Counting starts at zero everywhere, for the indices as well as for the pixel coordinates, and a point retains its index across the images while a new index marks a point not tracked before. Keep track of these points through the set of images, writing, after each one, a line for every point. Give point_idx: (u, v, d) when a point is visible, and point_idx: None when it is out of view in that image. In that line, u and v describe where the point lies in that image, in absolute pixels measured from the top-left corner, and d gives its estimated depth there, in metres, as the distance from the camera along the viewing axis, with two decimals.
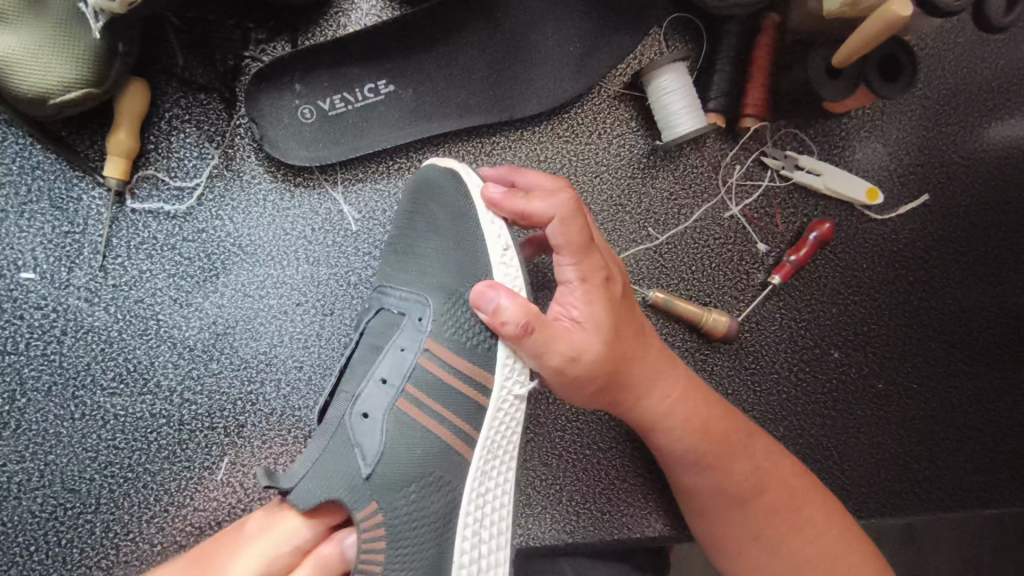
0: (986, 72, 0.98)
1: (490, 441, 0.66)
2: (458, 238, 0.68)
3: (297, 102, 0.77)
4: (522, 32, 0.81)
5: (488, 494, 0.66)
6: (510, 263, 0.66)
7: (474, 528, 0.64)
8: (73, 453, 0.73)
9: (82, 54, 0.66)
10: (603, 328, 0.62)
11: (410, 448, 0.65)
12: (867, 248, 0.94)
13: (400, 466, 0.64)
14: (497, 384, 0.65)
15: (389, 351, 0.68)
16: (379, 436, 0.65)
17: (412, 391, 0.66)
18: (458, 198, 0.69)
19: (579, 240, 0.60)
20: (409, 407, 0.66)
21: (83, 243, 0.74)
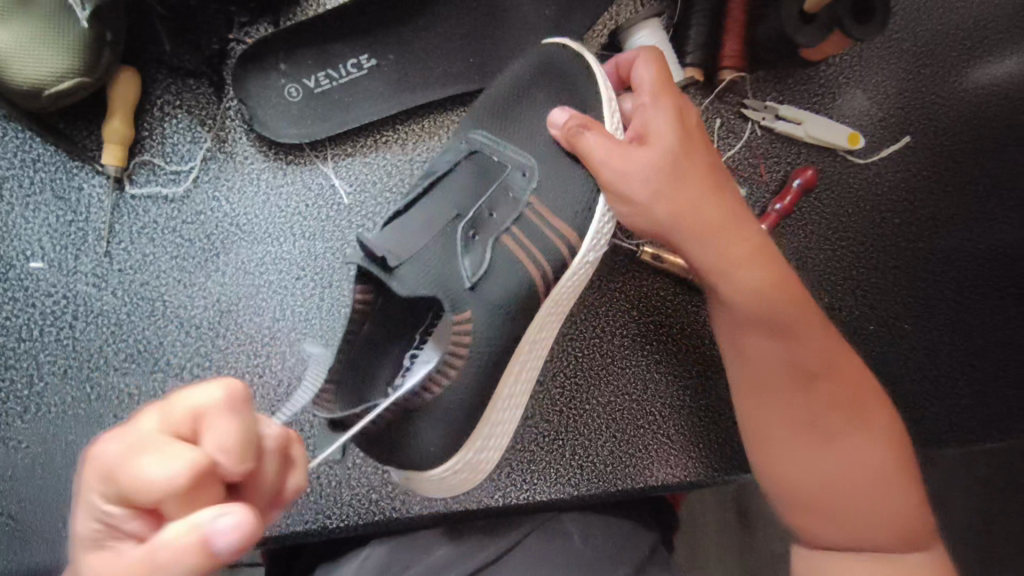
0: (962, 12, 0.99)
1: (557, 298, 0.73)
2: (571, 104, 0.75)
3: (282, 81, 0.80)
4: (498, 0, 0.83)
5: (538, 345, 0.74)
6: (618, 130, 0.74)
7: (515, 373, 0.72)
8: (91, 432, 0.76)
9: (71, 43, 0.68)
10: (647, 155, 0.67)
11: (507, 281, 0.69)
12: (851, 193, 0.96)
13: (498, 292, 0.69)
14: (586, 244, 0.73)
15: (498, 188, 0.73)
16: (485, 257, 0.69)
17: (517, 232, 0.71)
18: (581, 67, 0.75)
19: (659, 77, 0.69)
20: (510, 246, 0.71)
21: (87, 230, 0.77)
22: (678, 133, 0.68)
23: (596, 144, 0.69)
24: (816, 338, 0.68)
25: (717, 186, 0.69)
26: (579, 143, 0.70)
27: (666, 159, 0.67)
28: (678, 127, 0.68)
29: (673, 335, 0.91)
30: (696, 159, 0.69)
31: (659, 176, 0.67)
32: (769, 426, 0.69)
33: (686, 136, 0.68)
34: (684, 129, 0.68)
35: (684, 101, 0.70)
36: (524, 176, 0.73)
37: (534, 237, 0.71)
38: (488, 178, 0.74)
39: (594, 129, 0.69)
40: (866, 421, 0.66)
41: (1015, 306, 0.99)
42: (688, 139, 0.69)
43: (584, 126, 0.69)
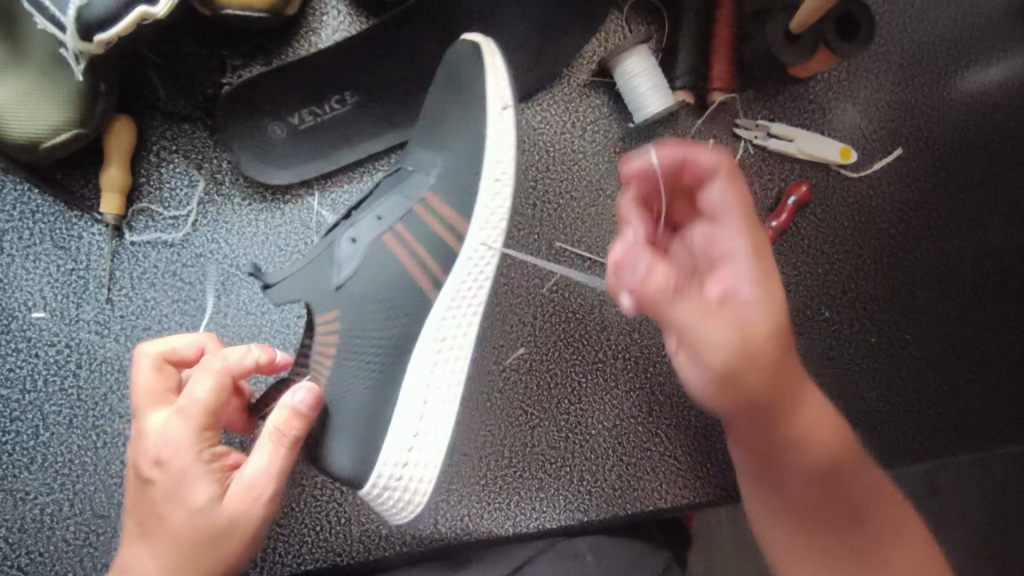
0: (946, 22, 1.00)
1: (457, 290, 0.73)
2: (461, 101, 0.76)
3: (267, 120, 0.80)
4: (487, 31, 0.84)
5: (445, 346, 0.72)
6: (503, 123, 0.75)
7: (426, 374, 0.71)
8: (99, 480, 0.76)
9: (68, 98, 0.69)
10: (732, 356, 0.55)
11: (381, 279, 0.72)
12: (846, 206, 0.97)
13: (371, 290, 0.71)
14: (472, 234, 0.73)
15: (392, 194, 0.75)
16: (358, 259, 0.72)
17: (401, 231, 0.73)
18: (476, 64, 0.76)
19: (748, 212, 0.59)
20: (393, 245, 0.73)
21: (88, 278, 0.77)
22: (756, 257, 0.57)
23: (681, 316, 0.54)
24: (822, 440, 0.63)
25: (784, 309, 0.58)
26: (650, 305, 0.54)
27: (756, 356, 0.55)
28: (765, 290, 0.56)
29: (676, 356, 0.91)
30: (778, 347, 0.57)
31: (734, 368, 0.56)
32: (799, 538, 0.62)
33: (762, 250, 0.58)
34: (753, 228, 0.59)
35: (751, 205, 0.60)
36: (424, 176, 0.75)
37: (418, 233, 0.73)
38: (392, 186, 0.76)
39: (692, 340, 0.54)
40: (886, 528, 0.61)
41: (1013, 312, 0.99)
42: (772, 304, 0.56)
43: (650, 298, 0.54)
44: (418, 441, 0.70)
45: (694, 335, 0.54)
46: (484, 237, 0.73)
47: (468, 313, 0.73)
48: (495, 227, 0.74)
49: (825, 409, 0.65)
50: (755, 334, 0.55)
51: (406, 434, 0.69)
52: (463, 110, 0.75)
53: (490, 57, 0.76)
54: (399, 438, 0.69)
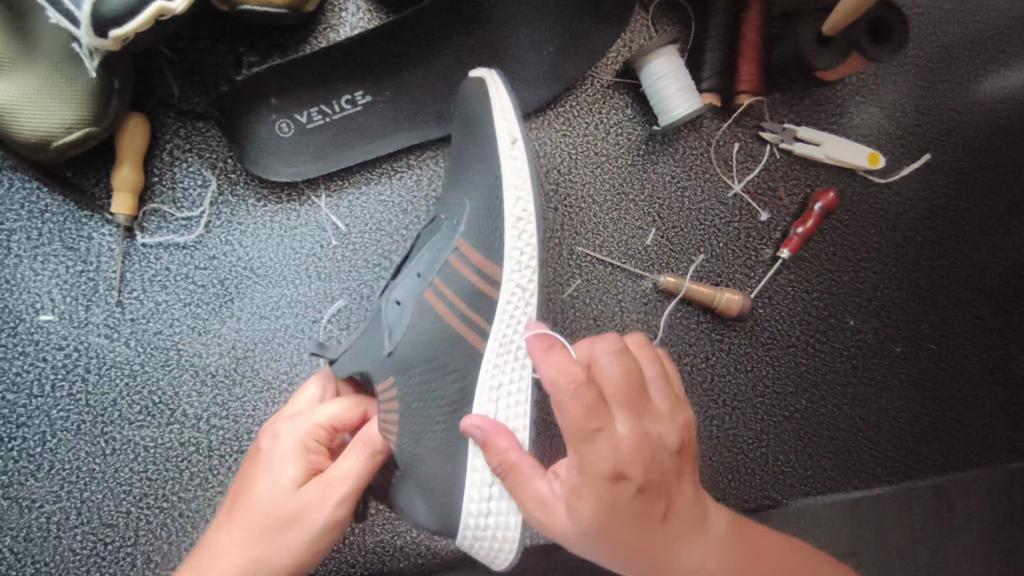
0: (977, 25, 0.97)
1: (502, 334, 0.69)
2: (477, 138, 0.73)
3: (274, 117, 0.78)
4: (510, 28, 0.81)
5: (501, 390, 0.67)
6: (517, 155, 0.71)
7: (489, 421, 0.66)
8: (107, 487, 0.74)
9: (79, 94, 0.66)
10: (587, 528, 0.53)
11: (427, 336, 0.70)
12: (873, 212, 0.94)
13: (420, 346, 0.69)
14: (506, 275, 0.69)
15: (425, 250, 0.74)
16: (405, 322, 0.71)
17: (437, 284, 0.71)
18: (481, 98, 0.73)
19: (577, 422, 0.52)
20: (434, 300, 0.71)
21: (98, 280, 0.75)
22: (591, 445, 0.52)
23: (551, 484, 0.56)
24: None
25: (638, 472, 0.52)
26: (518, 467, 0.58)
27: (599, 528, 0.53)
28: (593, 474, 0.52)
29: (697, 365, 0.89)
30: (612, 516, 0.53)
31: (621, 540, 0.53)
32: None
33: (593, 440, 0.52)
34: (595, 424, 0.52)
35: (609, 390, 0.53)
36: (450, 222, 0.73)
37: (453, 282, 0.71)
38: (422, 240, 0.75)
39: (517, 475, 0.58)
40: None
41: None
42: (612, 491, 0.52)
43: (512, 462, 0.59)
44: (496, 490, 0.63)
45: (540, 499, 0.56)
46: (518, 279, 0.69)
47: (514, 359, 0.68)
48: (529, 266, 0.70)
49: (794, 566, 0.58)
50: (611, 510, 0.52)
51: (476, 486, 0.63)
52: (482, 141, 0.72)
53: (495, 91, 0.73)
54: (474, 488, 0.63)
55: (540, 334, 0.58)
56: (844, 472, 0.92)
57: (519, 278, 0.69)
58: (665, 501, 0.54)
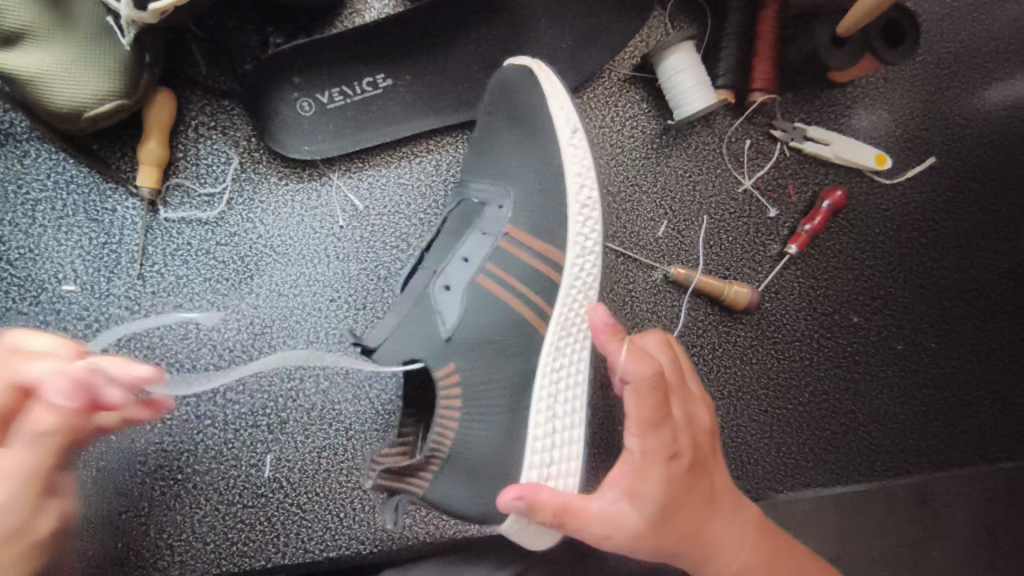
0: (985, 33, 0.99)
1: (564, 317, 0.72)
2: (528, 127, 0.76)
3: (295, 95, 0.78)
4: (533, 17, 0.81)
5: (561, 370, 0.71)
6: (576, 145, 0.75)
7: (548, 401, 0.69)
8: (124, 455, 0.76)
9: (112, 65, 0.67)
10: (650, 510, 0.59)
11: (487, 316, 0.70)
12: (878, 212, 0.96)
13: (476, 330, 0.70)
14: (569, 261, 0.73)
15: (472, 234, 0.74)
16: (459, 304, 0.71)
17: (491, 267, 0.72)
18: (532, 88, 0.76)
19: (648, 409, 0.58)
20: (488, 281, 0.72)
21: (120, 253, 0.76)
22: (656, 430, 0.59)
23: (607, 499, 0.60)
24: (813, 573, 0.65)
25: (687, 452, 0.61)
26: (566, 505, 0.59)
27: (660, 508, 0.59)
28: (658, 456, 0.59)
29: (703, 356, 0.91)
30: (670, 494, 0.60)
31: (675, 524, 0.60)
32: None
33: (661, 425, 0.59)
34: (662, 410, 0.59)
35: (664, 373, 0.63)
36: (499, 208, 0.75)
37: (513, 265, 0.72)
38: (465, 226, 0.75)
39: (572, 509, 0.59)
40: None
41: None
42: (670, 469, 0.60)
43: (564, 501, 0.59)
44: (552, 470, 0.67)
45: (601, 514, 0.59)
46: (580, 264, 0.73)
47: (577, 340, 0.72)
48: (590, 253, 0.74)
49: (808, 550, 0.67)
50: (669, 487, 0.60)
51: (537, 466, 0.66)
52: (531, 131, 0.76)
53: (546, 81, 0.76)
54: (534, 469, 0.66)
55: (611, 318, 0.60)
56: (843, 466, 0.94)
57: (581, 265, 0.73)
58: (705, 476, 0.63)
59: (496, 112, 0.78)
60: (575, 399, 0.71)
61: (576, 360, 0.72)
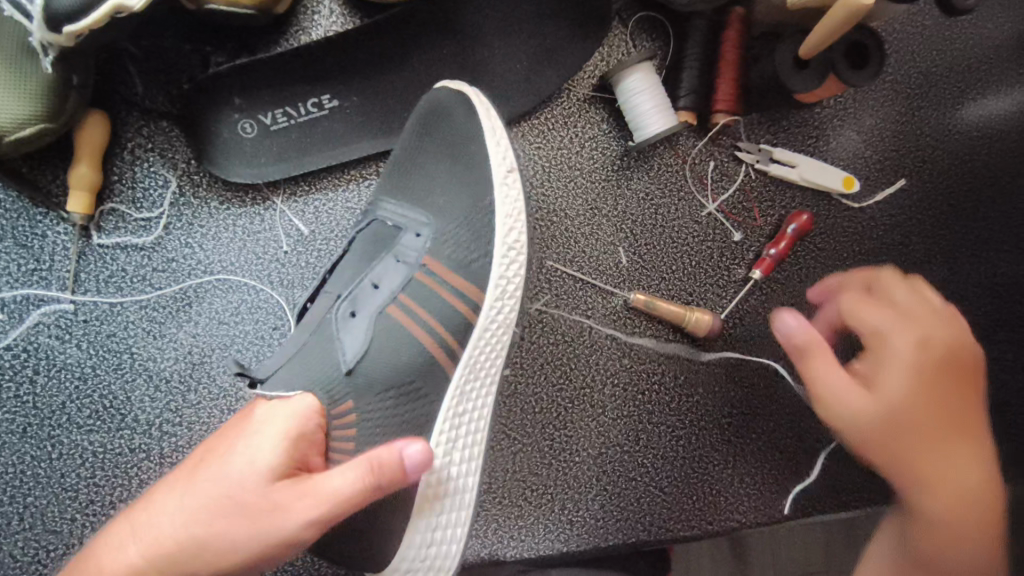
0: (954, 53, 0.97)
1: (473, 361, 0.70)
2: (460, 156, 0.73)
3: (236, 116, 0.75)
4: (483, 38, 0.80)
5: (463, 418, 0.69)
6: (510, 184, 0.72)
7: (446, 448, 0.67)
8: (52, 493, 0.72)
9: (35, 85, 0.65)
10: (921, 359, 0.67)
11: (394, 352, 0.67)
12: (846, 236, 0.93)
13: (379, 366, 0.66)
14: (488, 303, 0.70)
15: (383, 261, 0.70)
16: (363, 336, 0.67)
17: (403, 299, 0.69)
18: (468, 114, 0.73)
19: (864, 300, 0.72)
20: (399, 313, 0.68)
21: (50, 280, 0.73)
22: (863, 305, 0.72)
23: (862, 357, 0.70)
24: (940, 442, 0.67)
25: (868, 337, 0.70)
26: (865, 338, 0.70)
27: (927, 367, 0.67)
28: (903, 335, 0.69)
29: (664, 384, 0.87)
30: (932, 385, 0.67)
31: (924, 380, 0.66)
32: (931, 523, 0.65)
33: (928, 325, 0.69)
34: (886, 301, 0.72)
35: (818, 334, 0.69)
36: (417, 236, 0.71)
37: (430, 300, 0.69)
38: (376, 253, 0.72)
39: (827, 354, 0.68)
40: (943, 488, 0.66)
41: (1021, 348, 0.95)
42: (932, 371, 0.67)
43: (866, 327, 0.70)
44: (441, 519, 0.67)
45: (877, 341, 0.68)
46: (499, 308, 0.70)
47: (479, 387, 0.70)
48: (511, 296, 0.71)
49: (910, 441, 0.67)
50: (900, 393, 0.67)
51: (426, 512, 0.66)
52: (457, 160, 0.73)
53: (485, 114, 0.73)
54: (422, 515, 0.65)
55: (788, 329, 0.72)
56: None
57: (501, 308, 0.70)
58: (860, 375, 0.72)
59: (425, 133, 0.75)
60: (474, 446, 0.69)
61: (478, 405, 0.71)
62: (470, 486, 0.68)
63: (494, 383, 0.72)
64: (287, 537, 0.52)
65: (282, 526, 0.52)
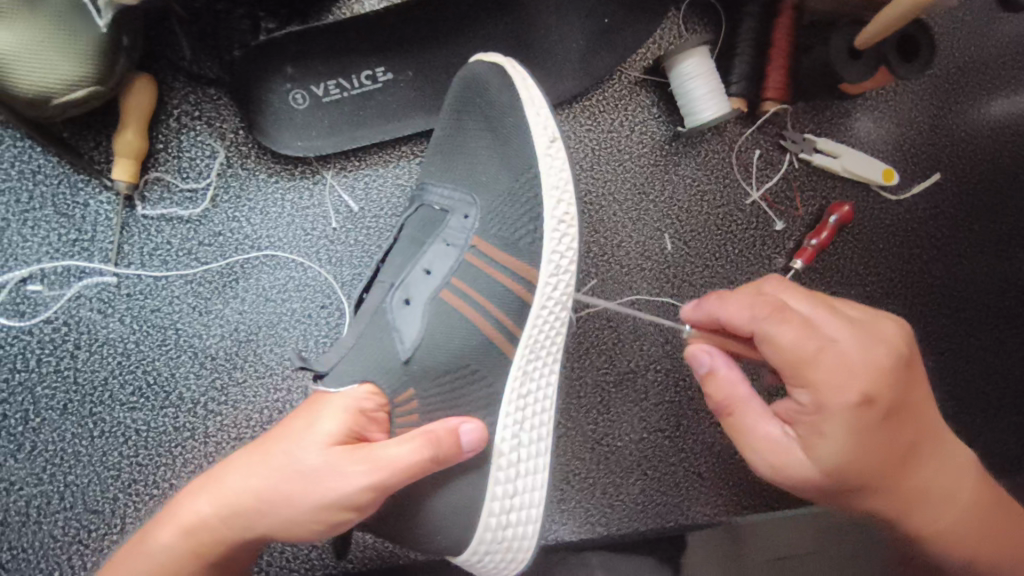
0: (994, 47, 0.95)
1: (532, 340, 0.69)
2: (501, 130, 0.70)
3: (288, 86, 0.73)
4: (541, 14, 0.78)
5: (529, 397, 0.69)
6: (555, 156, 0.69)
7: (514, 429, 0.68)
8: (94, 472, 0.70)
9: (84, 47, 0.61)
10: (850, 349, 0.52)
11: (450, 337, 0.65)
12: (884, 227, 0.93)
13: (437, 352, 0.65)
14: (543, 280, 0.68)
15: (434, 245, 0.69)
16: (419, 323, 0.66)
17: (456, 284, 0.67)
18: (506, 88, 0.70)
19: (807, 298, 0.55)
20: (451, 298, 0.67)
21: (93, 251, 0.71)
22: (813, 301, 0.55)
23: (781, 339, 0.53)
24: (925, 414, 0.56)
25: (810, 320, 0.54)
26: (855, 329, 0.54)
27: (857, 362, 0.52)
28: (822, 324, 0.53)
29: None
30: (906, 418, 0.55)
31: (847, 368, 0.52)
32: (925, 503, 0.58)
33: (898, 361, 0.53)
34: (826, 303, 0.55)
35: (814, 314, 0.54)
36: (465, 219, 0.69)
37: (483, 281, 0.67)
38: (425, 235, 0.70)
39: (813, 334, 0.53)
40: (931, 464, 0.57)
41: None
42: (878, 433, 0.53)
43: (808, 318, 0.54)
44: (515, 500, 0.67)
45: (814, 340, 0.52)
46: (556, 283, 0.69)
47: (539, 365, 0.70)
48: (567, 271, 0.70)
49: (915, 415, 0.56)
50: (928, 411, 0.57)
51: (500, 496, 0.66)
52: (501, 136, 0.70)
53: (523, 88, 0.70)
54: (497, 500, 0.66)
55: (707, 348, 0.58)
56: None
57: (557, 284, 0.69)
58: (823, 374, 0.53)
59: (465, 110, 0.73)
60: (541, 426, 0.70)
61: (541, 386, 0.71)
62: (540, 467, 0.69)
63: (554, 362, 0.72)
64: (341, 497, 0.54)
65: (339, 487, 0.54)
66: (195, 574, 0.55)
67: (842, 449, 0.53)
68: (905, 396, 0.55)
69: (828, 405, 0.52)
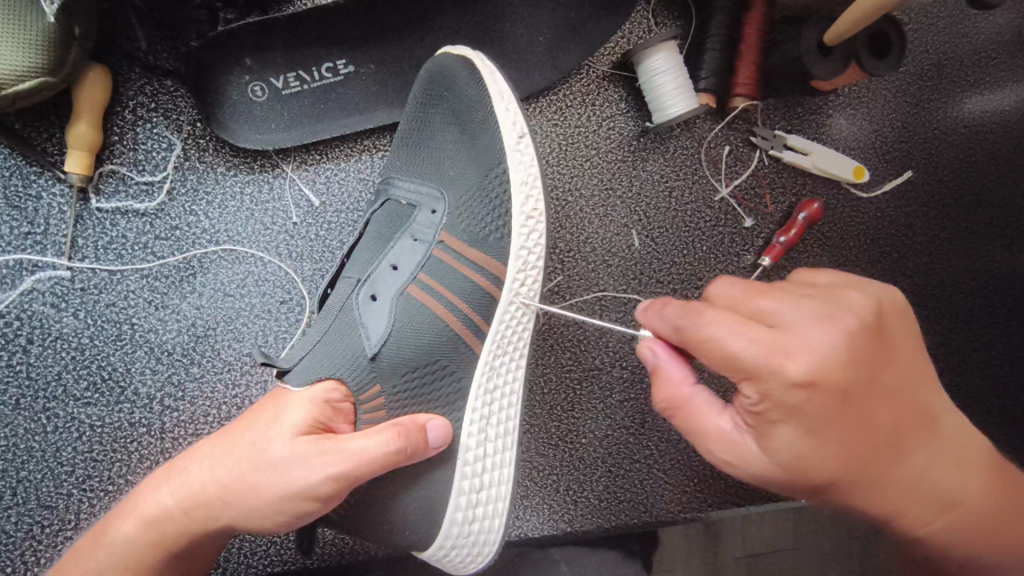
0: (966, 46, 0.95)
1: (500, 334, 0.68)
2: (464, 123, 0.69)
3: (246, 78, 0.72)
4: (505, 7, 0.76)
5: (495, 391, 0.68)
6: (524, 151, 0.69)
7: (480, 424, 0.66)
8: (47, 467, 0.69)
9: (33, 37, 0.60)
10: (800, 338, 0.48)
11: (420, 333, 0.64)
12: (854, 225, 0.93)
13: (406, 349, 0.63)
14: (510, 275, 0.67)
15: (401, 240, 0.67)
16: (386, 319, 0.64)
17: (423, 280, 0.66)
18: (471, 81, 0.69)
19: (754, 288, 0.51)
20: (419, 293, 0.65)
21: (46, 244, 0.70)
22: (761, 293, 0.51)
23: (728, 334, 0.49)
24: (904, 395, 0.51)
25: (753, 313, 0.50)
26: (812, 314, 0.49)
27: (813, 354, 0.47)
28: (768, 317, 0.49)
29: None
30: (878, 404, 0.50)
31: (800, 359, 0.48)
32: (916, 493, 0.53)
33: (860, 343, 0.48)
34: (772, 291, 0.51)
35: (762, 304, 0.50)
36: (432, 213, 0.67)
37: (450, 276, 0.66)
38: (391, 231, 0.69)
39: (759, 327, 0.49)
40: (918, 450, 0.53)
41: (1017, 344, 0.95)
42: (843, 424, 0.49)
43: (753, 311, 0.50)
44: (481, 495, 0.66)
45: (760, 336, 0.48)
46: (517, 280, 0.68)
47: (507, 360, 0.69)
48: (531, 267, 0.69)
49: (893, 397, 0.51)
50: (908, 393, 0.52)
51: (465, 491, 0.64)
52: (463, 130, 0.69)
53: (490, 81, 0.69)
54: (462, 496, 0.64)
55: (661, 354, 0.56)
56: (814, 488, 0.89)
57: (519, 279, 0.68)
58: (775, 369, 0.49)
59: (429, 104, 0.72)
60: (508, 421, 0.68)
61: (509, 380, 0.69)
62: (507, 462, 0.68)
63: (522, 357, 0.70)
64: (300, 487, 0.53)
65: (301, 477, 0.53)
66: (159, 562, 0.56)
67: (797, 442, 0.49)
68: (874, 378, 0.50)
69: (778, 399, 0.48)
